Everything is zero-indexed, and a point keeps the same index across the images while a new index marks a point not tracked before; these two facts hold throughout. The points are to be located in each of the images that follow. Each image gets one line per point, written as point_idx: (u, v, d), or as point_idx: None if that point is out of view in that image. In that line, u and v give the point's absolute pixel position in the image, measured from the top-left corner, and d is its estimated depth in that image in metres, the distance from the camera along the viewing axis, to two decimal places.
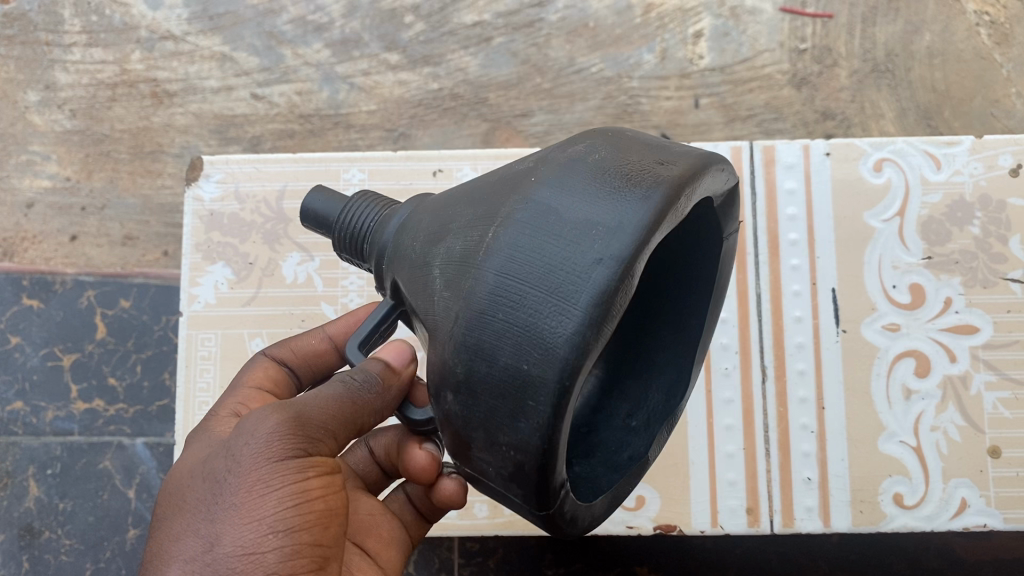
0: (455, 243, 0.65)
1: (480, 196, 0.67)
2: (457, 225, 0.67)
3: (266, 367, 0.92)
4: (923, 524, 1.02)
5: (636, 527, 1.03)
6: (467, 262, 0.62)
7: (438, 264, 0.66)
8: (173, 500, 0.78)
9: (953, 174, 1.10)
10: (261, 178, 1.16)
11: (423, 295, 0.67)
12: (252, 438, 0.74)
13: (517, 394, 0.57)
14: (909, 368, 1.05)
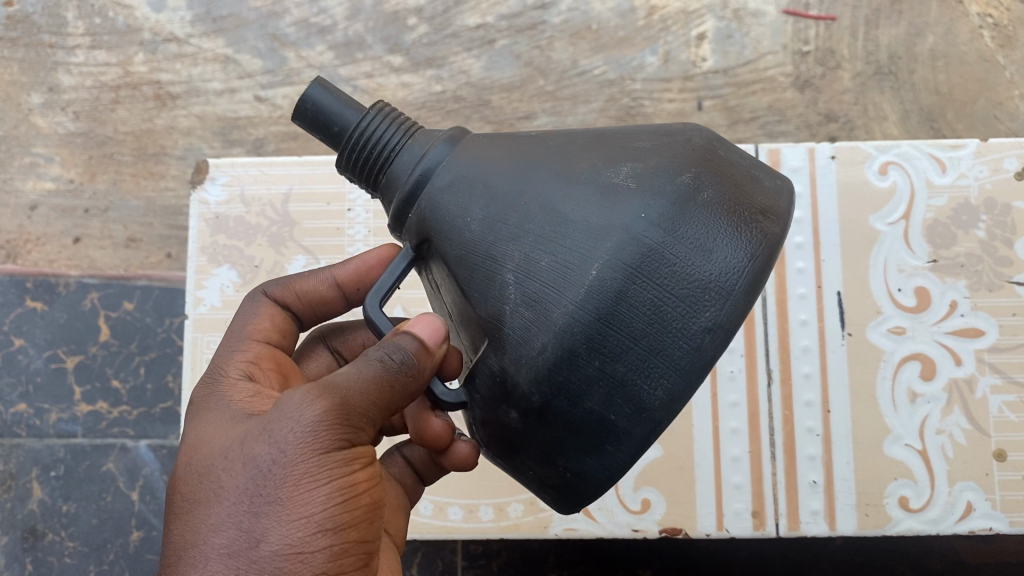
0: (537, 256, 0.61)
1: (560, 201, 0.63)
2: (535, 230, 0.62)
3: (270, 313, 0.91)
4: (929, 528, 1.02)
5: (641, 531, 1.04)
6: (553, 288, 0.59)
7: (512, 272, 0.62)
8: (193, 486, 0.72)
9: (958, 177, 1.10)
10: (266, 180, 1.16)
11: (489, 296, 0.64)
12: (294, 428, 0.70)
13: (601, 439, 0.59)
14: (914, 371, 1.05)
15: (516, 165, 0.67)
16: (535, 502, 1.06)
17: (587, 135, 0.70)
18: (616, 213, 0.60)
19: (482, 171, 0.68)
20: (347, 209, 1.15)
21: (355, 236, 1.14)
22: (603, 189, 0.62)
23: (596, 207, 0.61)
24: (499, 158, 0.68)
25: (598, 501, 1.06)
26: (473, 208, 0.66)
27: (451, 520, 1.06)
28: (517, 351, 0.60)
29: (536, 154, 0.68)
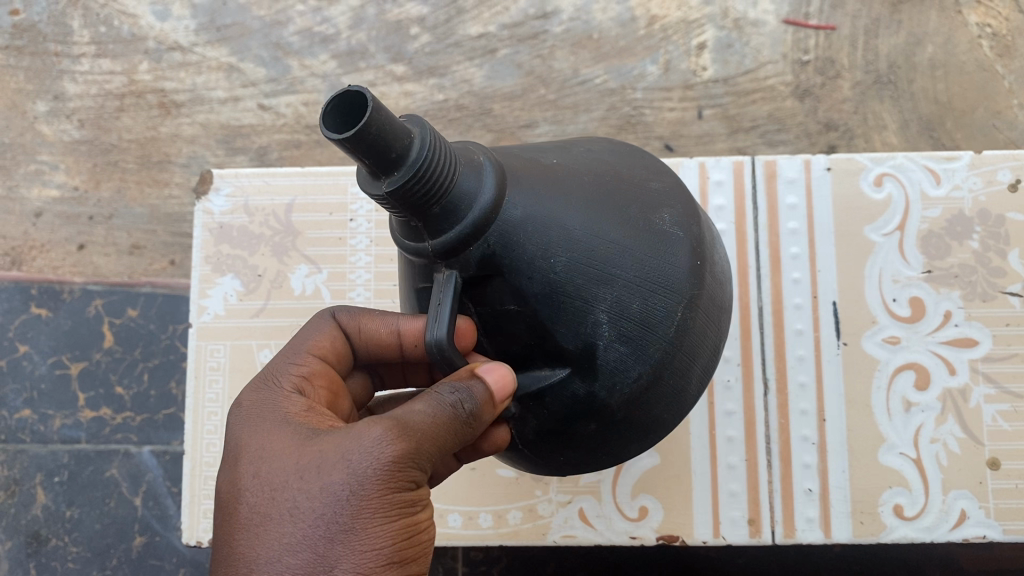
0: (628, 299, 0.69)
1: (636, 244, 0.70)
2: (624, 276, 0.69)
3: (333, 335, 0.85)
4: (923, 536, 1.03)
5: (638, 538, 1.05)
6: (648, 327, 0.70)
7: (605, 313, 0.68)
8: (263, 503, 0.68)
9: (953, 189, 1.11)
10: (270, 191, 1.17)
11: (577, 332, 0.69)
12: (373, 457, 0.67)
13: (646, 428, 0.76)
14: (908, 381, 1.06)
15: (580, 205, 0.69)
16: (535, 509, 1.07)
17: (601, 168, 0.74)
18: (682, 264, 0.72)
19: (553, 211, 0.68)
20: (350, 219, 1.15)
21: (357, 245, 1.14)
22: (664, 240, 0.71)
23: (665, 256, 0.71)
24: (555, 197, 0.69)
25: (596, 509, 1.07)
26: (562, 250, 0.67)
27: (451, 526, 1.06)
28: (608, 378, 0.70)
29: (586, 190, 0.71)
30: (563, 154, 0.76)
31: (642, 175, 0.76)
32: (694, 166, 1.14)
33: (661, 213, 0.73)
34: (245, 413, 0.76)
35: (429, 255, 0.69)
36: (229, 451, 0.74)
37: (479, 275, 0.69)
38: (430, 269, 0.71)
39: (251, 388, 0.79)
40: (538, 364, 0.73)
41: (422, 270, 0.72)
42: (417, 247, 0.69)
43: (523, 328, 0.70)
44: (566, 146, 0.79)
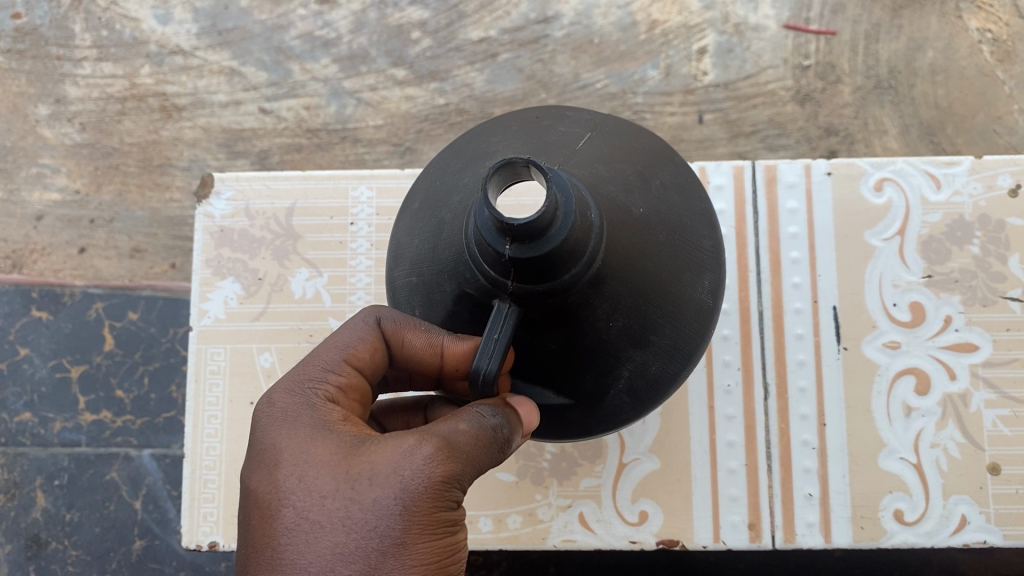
0: (652, 362, 0.70)
1: (676, 313, 0.69)
2: (657, 341, 0.69)
3: (373, 344, 0.77)
4: (924, 541, 1.03)
5: (638, 542, 1.04)
6: (657, 390, 0.72)
7: (628, 371, 0.69)
8: (309, 511, 0.65)
9: (953, 194, 1.11)
10: (270, 194, 1.16)
11: (598, 380, 0.69)
12: (423, 473, 0.65)
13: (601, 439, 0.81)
14: (909, 386, 1.06)
15: (646, 269, 0.67)
16: (535, 513, 1.05)
17: (671, 218, 0.71)
18: (704, 332, 0.73)
19: (627, 276, 0.66)
20: (350, 223, 1.14)
21: (358, 249, 1.14)
22: (700, 311, 0.71)
23: (695, 325, 0.71)
24: (631, 261, 0.66)
25: (596, 513, 1.05)
26: (619, 312, 0.67)
27: None
28: (605, 416, 0.72)
29: (653, 253, 0.68)
30: (646, 194, 0.70)
31: (700, 229, 0.73)
32: (694, 171, 1.14)
33: (704, 278, 0.72)
34: (280, 413, 0.72)
35: (502, 289, 0.65)
36: (265, 452, 0.70)
37: (537, 315, 0.66)
38: (489, 290, 0.66)
39: (284, 389, 0.74)
40: (543, 385, 0.71)
41: (477, 284, 0.67)
42: (492, 273, 0.64)
43: (555, 366, 0.69)
44: (643, 169, 0.73)
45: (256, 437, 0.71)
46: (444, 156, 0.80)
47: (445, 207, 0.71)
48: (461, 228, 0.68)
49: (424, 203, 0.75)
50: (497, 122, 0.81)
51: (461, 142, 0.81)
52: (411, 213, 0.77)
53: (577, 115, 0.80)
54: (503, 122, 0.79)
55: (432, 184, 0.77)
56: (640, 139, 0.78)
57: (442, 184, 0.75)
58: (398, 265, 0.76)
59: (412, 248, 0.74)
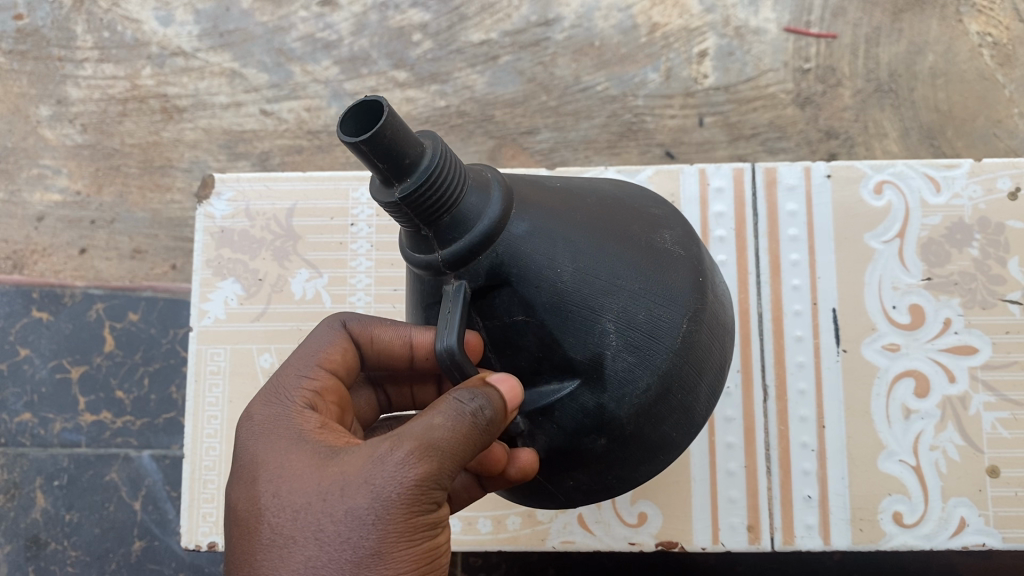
0: (636, 311, 0.68)
1: (637, 259, 0.70)
2: (627, 285, 0.69)
3: (344, 346, 0.82)
4: (923, 543, 1.02)
5: (637, 544, 1.03)
6: (657, 338, 0.68)
7: (612, 323, 0.68)
8: (283, 526, 0.65)
9: (952, 197, 1.10)
10: (270, 195, 1.16)
11: (582, 340, 0.68)
12: (396, 478, 0.65)
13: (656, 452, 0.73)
14: (908, 388, 1.05)
15: (580, 221, 0.71)
16: (535, 514, 1.05)
17: (603, 195, 0.76)
18: (685, 279, 0.72)
19: (556, 225, 0.70)
20: (350, 224, 1.14)
21: (358, 250, 1.13)
22: (666, 258, 0.72)
23: (669, 271, 0.71)
24: (560, 214, 0.71)
25: (596, 514, 1.05)
26: (563, 257, 0.68)
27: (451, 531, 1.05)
28: (618, 390, 0.69)
29: (585, 211, 0.72)
30: (567, 184, 0.78)
31: (641, 202, 0.78)
32: (695, 173, 1.13)
33: (662, 234, 0.74)
34: (260, 427, 0.74)
35: (438, 267, 0.69)
36: (244, 468, 0.71)
37: (488, 284, 0.69)
38: (438, 282, 0.71)
39: (263, 402, 0.76)
40: (548, 380, 0.71)
41: (431, 290, 0.73)
42: (422, 259, 0.70)
43: (529, 339, 0.70)
44: (569, 180, 0.82)
45: (236, 452, 0.72)
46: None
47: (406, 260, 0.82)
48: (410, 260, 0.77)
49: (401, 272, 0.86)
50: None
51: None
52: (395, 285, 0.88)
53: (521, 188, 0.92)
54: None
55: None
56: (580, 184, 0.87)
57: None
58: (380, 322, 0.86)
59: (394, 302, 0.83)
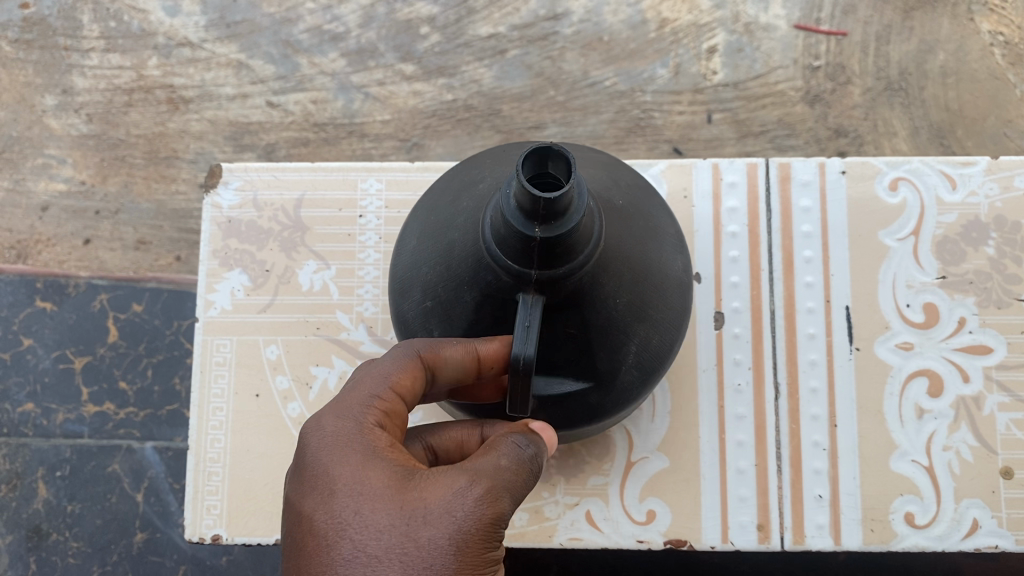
0: (654, 335, 0.76)
1: (665, 286, 0.77)
2: (654, 317, 0.75)
3: (414, 372, 0.72)
4: (934, 544, 1.01)
5: (646, 542, 1.01)
6: (662, 358, 0.78)
7: (636, 346, 0.75)
8: (366, 548, 0.63)
9: (968, 195, 1.09)
10: (279, 186, 1.14)
11: (612, 359, 0.74)
12: (476, 516, 0.64)
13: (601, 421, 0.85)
14: (922, 388, 1.04)
15: (638, 250, 0.74)
16: (542, 511, 1.03)
17: (643, 211, 0.78)
18: (685, 306, 0.80)
19: (623, 258, 0.72)
20: (359, 215, 1.13)
21: (367, 242, 1.12)
22: (680, 286, 0.79)
23: (681, 298, 0.79)
24: (625, 243, 0.73)
25: (604, 512, 1.02)
26: (624, 291, 0.72)
27: None
28: (618, 396, 0.77)
29: (640, 237, 0.75)
30: (620, 191, 0.78)
31: (664, 218, 0.82)
32: (708, 167, 1.11)
33: (677, 258, 0.80)
34: (327, 432, 0.70)
35: (526, 279, 0.68)
36: (315, 475, 0.68)
37: (559, 300, 0.70)
38: (513, 283, 0.69)
39: (332, 411, 0.71)
40: (564, 373, 0.75)
41: (499, 283, 0.70)
42: (516, 266, 0.67)
43: (572, 350, 0.73)
44: (609, 173, 0.81)
45: (305, 458, 0.69)
46: (429, 197, 0.84)
47: (452, 225, 0.75)
48: (475, 234, 0.71)
49: (425, 233, 0.79)
50: (468, 153, 0.86)
51: (441, 182, 0.85)
52: (412, 248, 0.80)
53: (539, 140, 0.86)
54: (478, 155, 0.85)
55: (426, 217, 0.80)
56: (592, 153, 0.85)
57: (439, 211, 0.79)
58: (406, 291, 0.79)
59: (422, 275, 0.77)
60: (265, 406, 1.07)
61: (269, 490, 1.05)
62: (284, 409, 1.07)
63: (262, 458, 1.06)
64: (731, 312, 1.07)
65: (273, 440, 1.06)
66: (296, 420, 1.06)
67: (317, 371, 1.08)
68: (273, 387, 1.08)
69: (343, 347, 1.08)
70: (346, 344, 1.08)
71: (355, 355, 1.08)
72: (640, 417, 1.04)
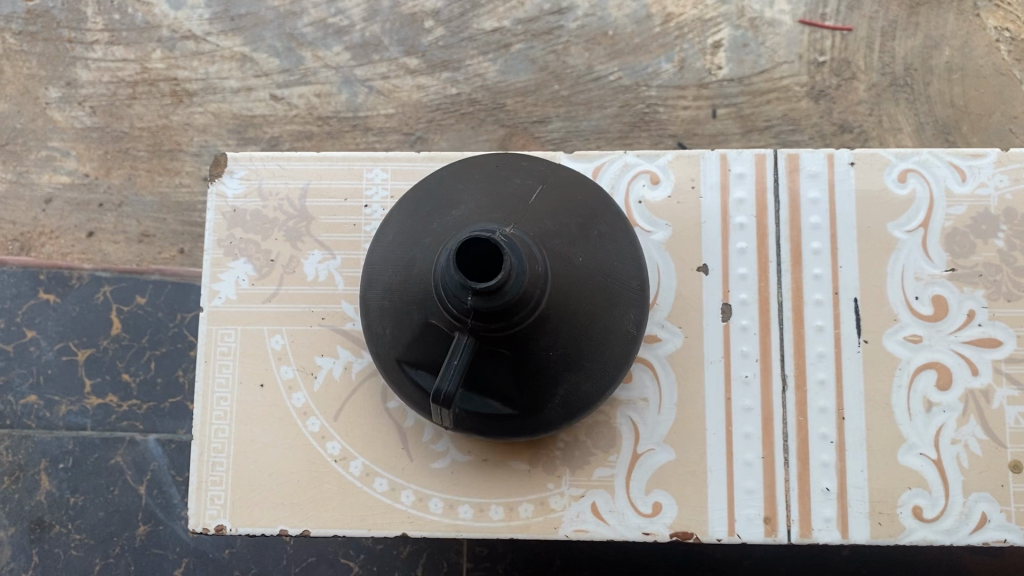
0: (583, 384, 0.87)
1: (605, 339, 0.86)
2: (588, 366, 0.86)
3: None
4: (942, 538, 1.00)
5: (652, 534, 1.01)
6: (589, 401, 0.89)
7: (563, 391, 0.87)
8: None
9: (978, 187, 1.08)
10: (284, 175, 1.13)
11: (539, 397, 0.86)
12: None
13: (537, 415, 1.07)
14: (930, 381, 1.03)
15: (582, 308, 0.84)
16: (547, 502, 1.02)
17: (606, 269, 0.87)
18: (627, 358, 0.89)
19: (567, 315, 0.83)
20: (364, 205, 1.12)
21: (372, 232, 1.11)
22: (625, 341, 0.88)
23: (620, 351, 0.88)
24: (571, 302, 0.83)
25: (610, 504, 1.02)
26: (558, 344, 0.84)
27: (461, 518, 1.02)
28: (543, 425, 0.89)
29: (590, 296, 0.85)
30: (586, 245, 0.87)
31: (627, 272, 0.90)
32: (716, 158, 1.10)
33: (630, 313, 0.88)
34: None
35: (461, 325, 0.81)
36: None
37: (493, 345, 0.82)
38: (451, 323, 0.82)
39: None
40: (492, 398, 0.87)
41: (440, 317, 0.83)
42: (454, 312, 0.80)
43: (506, 381, 0.85)
44: (585, 221, 0.89)
45: None
46: (414, 196, 0.94)
47: (416, 247, 0.87)
48: (430, 269, 0.84)
49: (398, 238, 0.90)
50: (461, 168, 0.94)
51: (430, 182, 0.94)
52: (386, 244, 0.92)
53: (532, 166, 0.94)
54: (469, 168, 0.94)
55: (403, 222, 0.91)
56: (582, 189, 0.93)
57: (414, 225, 0.90)
58: (371, 287, 0.91)
59: (386, 278, 0.89)
60: (270, 396, 1.07)
61: (274, 481, 1.04)
62: (289, 399, 1.06)
63: (268, 448, 1.05)
64: (738, 304, 1.06)
65: (278, 429, 1.06)
66: (301, 410, 1.06)
67: (322, 361, 1.08)
68: (278, 377, 1.07)
69: (348, 338, 1.08)
70: (351, 334, 1.08)
71: (361, 345, 1.08)
72: (647, 409, 1.04)
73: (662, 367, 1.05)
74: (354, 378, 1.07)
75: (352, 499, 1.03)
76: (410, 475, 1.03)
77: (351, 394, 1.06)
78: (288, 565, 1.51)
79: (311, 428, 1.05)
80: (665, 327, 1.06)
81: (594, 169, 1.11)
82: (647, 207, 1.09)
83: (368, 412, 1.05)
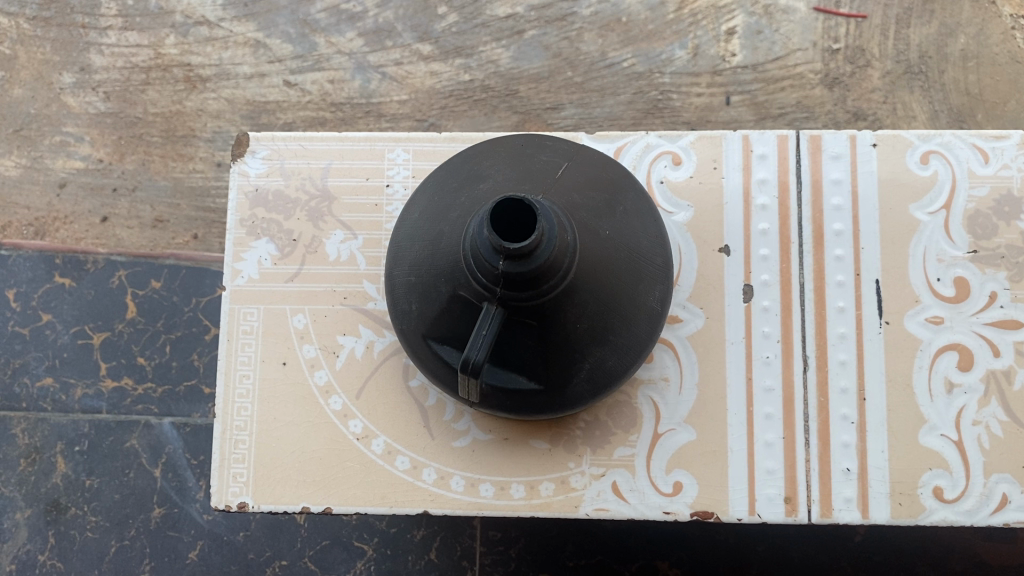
0: (609, 357, 0.87)
1: (630, 314, 0.86)
2: (614, 341, 0.87)
3: None
4: (963, 519, 1.00)
5: (672, 513, 1.01)
6: (613, 374, 0.89)
7: (589, 364, 0.87)
8: None
9: (1001, 168, 1.08)
10: (306, 155, 1.14)
11: (564, 371, 0.87)
12: None
13: None
14: (952, 362, 1.04)
15: (608, 279, 0.84)
16: (568, 481, 1.02)
17: (633, 245, 0.88)
18: (651, 334, 0.90)
19: (594, 288, 0.84)
20: (386, 184, 1.12)
21: (394, 212, 1.11)
22: (650, 315, 0.88)
23: (646, 327, 0.88)
24: (599, 273, 0.84)
25: (630, 483, 1.02)
26: (585, 317, 0.84)
27: (482, 496, 1.02)
28: (567, 399, 0.90)
29: (617, 268, 0.85)
30: (612, 219, 0.87)
31: (653, 247, 0.90)
32: (738, 139, 1.10)
33: (656, 288, 0.89)
34: None
35: (490, 294, 0.81)
36: None
37: (519, 314, 0.82)
38: (481, 293, 0.82)
39: None
40: (516, 371, 0.87)
41: (470, 287, 0.83)
42: (485, 281, 0.80)
43: (531, 354, 0.85)
44: (611, 197, 0.89)
45: None
46: (441, 173, 0.94)
47: (444, 220, 0.87)
48: (458, 240, 0.84)
49: (425, 213, 0.91)
50: (488, 146, 0.95)
51: (456, 160, 0.95)
52: (413, 221, 0.92)
53: (557, 144, 0.94)
54: (494, 146, 0.94)
55: (430, 198, 0.92)
56: (608, 167, 0.94)
57: (441, 199, 0.90)
58: (398, 263, 0.91)
59: (413, 252, 0.89)
60: (292, 373, 1.08)
61: (297, 459, 1.05)
62: (311, 377, 1.07)
63: (291, 427, 1.06)
64: (760, 285, 1.06)
65: (301, 407, 1.06)
66: (323, 389, 1.07)
67: (344, 340, 1.08)
68: (299, 355, 1.08)
69: (371, 317, 1.09)
70: (373, 314, 1.09)
71: (382, 325, 1.08)
72: (667, 389, 1.04)
73: (683, 348, 1.05)
74: (376, 357, 1.07)
75: (375, 477, 1.03)
76: (432, 452, 1.04)
77: (372, 373, 1.07)
78: (302, 548, 1.52)
79: (334, 407, 1.06)
80: (686, 308, 1.06)
81: (615, 149, 1.11)
82: (668, 188, 1.09)
83: (391, 389, 1.06)
